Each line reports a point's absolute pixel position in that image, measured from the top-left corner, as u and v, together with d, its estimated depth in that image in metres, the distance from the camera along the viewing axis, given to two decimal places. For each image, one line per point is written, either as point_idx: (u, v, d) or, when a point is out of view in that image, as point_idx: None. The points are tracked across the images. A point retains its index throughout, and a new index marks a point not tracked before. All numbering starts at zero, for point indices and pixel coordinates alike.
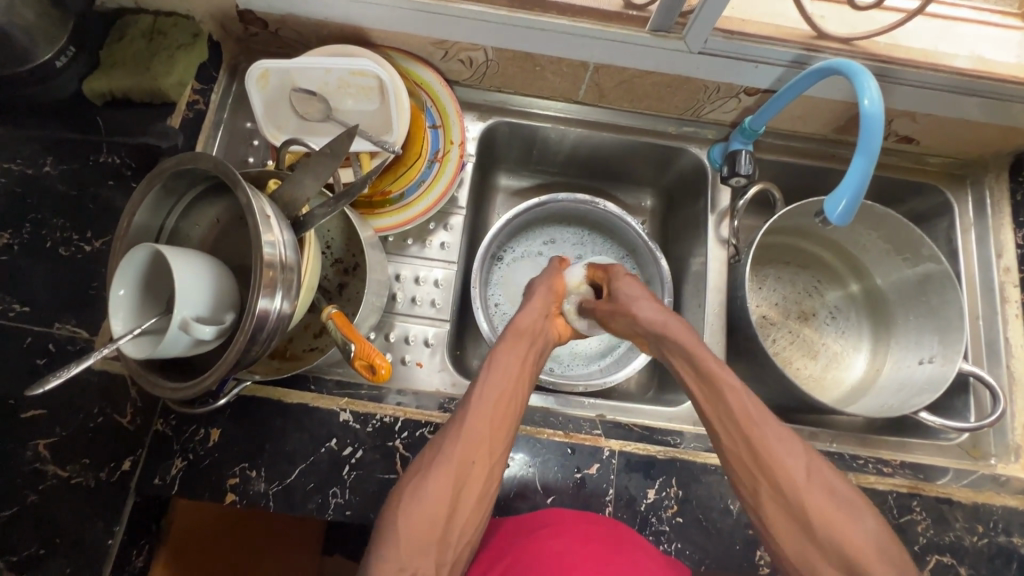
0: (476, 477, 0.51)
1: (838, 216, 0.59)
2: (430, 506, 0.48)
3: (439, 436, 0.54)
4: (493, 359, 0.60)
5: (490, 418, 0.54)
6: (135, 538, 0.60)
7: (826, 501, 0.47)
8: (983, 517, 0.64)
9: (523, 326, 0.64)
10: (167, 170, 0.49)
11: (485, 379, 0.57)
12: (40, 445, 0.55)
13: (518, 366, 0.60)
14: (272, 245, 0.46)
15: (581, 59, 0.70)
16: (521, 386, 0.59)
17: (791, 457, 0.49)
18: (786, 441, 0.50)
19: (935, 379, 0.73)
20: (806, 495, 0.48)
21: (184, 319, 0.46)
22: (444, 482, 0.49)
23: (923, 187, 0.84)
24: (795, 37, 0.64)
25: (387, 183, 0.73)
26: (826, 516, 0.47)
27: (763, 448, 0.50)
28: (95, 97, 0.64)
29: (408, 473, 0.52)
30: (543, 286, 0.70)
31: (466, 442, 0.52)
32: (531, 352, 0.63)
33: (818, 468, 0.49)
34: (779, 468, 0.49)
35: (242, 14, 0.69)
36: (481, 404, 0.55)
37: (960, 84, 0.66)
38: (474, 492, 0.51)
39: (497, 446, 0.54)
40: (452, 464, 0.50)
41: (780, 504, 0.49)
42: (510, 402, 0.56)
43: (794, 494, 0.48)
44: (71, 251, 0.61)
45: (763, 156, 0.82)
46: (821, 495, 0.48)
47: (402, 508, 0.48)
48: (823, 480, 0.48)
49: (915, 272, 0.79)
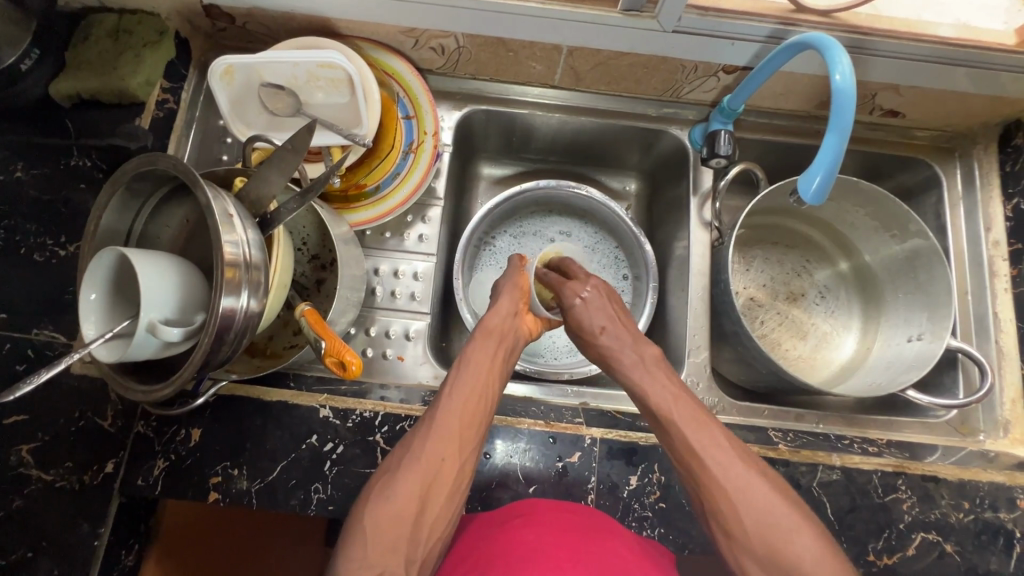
0: (446, 474, 0.51)
1: (813, 195, 0.57)
2: (399, 503, 0.48)
3: (410, 434, 0.54)
4: (464, 357, 0.60)
5: (460, 416, 0.54)
6: (124, 538, 0.62)
7: (765, 523, 0.44)
8: (969, 494, 0.63)
9: (493, 324, 0.63)
10: (128, 172, 0.49)
11: (454, 377, 0.57)
12: (23, 450, 0.55)
13: (489, 363, 0.60)
14: (235, 244, 0.46)
15: (553, 42, 0.69)
16: (493, 383, 0.59)
17: (729, 477, 0.46)
18: (732, 461, 0.47)
19: (923, 357, 0.72)
20: (752, 529, 0.44)
21: (150, 322, 0.45)
22: (412, 479, 0.49)
23: (910, 161, 0.82)
24: (772, 11, 0.62)
25: (361, 176, 0.73)
26: (773, 549, 0.43)
27: (704, 473, 0.47)
28: (63, 99, 0.64)
29: (380, 472, 0.52)
30: (510, 283, 0.68)
31: (435, 439, 0.52)
32: (503, 349, 0.63)
33: (762, 494, 0.45)
34: (721, 499, 0.46)
35: (207, 8, 0.68)
36: (450, 402, 0.55)
37: (943, 54, 0.64)
38: (445, 488, 0.51)
39: (468, 443, 0.54)
40: (421, 461, 0.50)
41: (740, 532, 0.44)
42: (481, 399, 0.56)
43: (735, 529, 0.45)
44: (46, 256, 0.61)
45: (744, 136, 0.81)
46: (761, 521, 0.44)
47: (370, 507, 0.48)
48: (763, 503, 0.44)
49: (903, 248, 0.78)
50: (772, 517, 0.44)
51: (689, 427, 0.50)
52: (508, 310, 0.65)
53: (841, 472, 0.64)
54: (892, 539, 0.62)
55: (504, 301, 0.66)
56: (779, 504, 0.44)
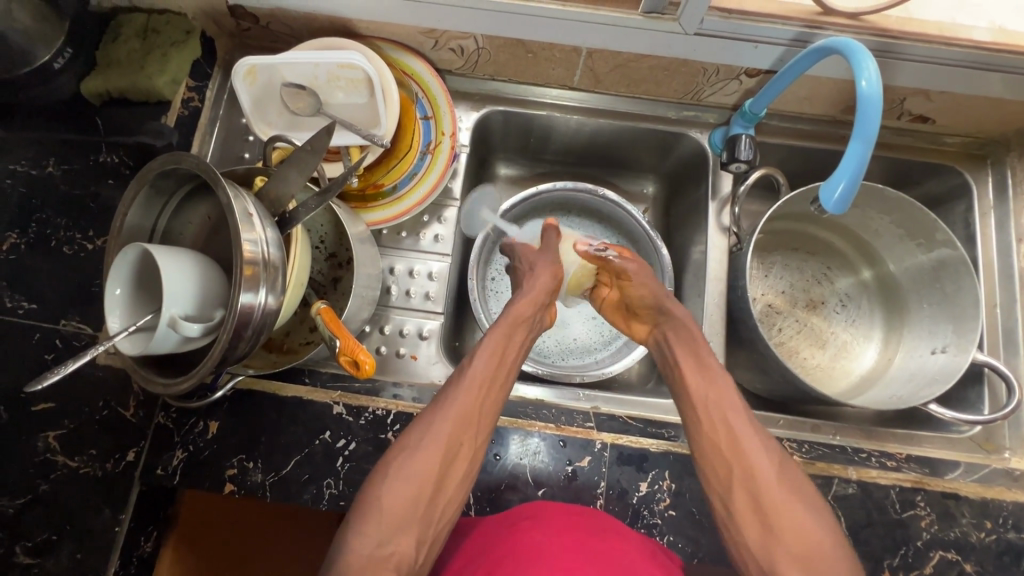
0: (460, 457, 0.53)
1: (835, 204, 0.56)
2: (417, 484, 0.50)
3: (426, 413, 0.55)
4: (489, 340, 0.61)
5: (480, 401, 0.56)
6: (144, 524, 0.63)
7: (780, 499, 0.51)
8: (991, 513, 0.62)
9: (519, 312, 0.65)
10: (154, 171, 0.50)
11: (478, 360, 0.59)
12: (50, 437, 0.58)
13: (509, 352, 0.61)
14: (255, 243, 0.47)
15: (573, 44, 0.68)
16: (509, 371, 0.61)
17: (761, 459, 0.54)
18: (758, 441, 0.55)
19: (948, 370, 0.71)
20: (766, 486, 0.52)
21: (172, 318, 0.46)
22: (433, 458, 0.51)
23: (939, 168, 0.80)
24: (798, 13, 0.60)
25: (379, 176, 0.73)
26: (802, 534, 0.49)
27: (737, 441, 0.55)
28: (93, 96, 0.65)
29: (395, 447, 0.53)
30: (543, 273, 0.70)
31: (455, 422, 0.53)
32: (523, 338, 0.64)
33: (780, 476, 0.53)
34: (751, 467, 0.53)
35: (233, 9, 0.69)
36: (471, 384, 0.56)
37: (977, 59, 0.62)
38: (458, 471, 0.53)
39: (482, 429, 0.55)
40: (440, 444, 0.52)
41: (747, 498, 0.52)
42: (498, 387, 0.58)
43: (768, 501, 0.51)
44: (75, 249, 0.63)
45: (765, 140, 0.79)
46: (779, 497, 0.51)
47: (386, 485, 0.49)
48: (780, 480, 0.52)
49: (930, 258, 0.76)
50: (789, 494, 0.51)
51: (727, 403, 0.58)
52: (542, 294, 0.67)
53: (857, 485, 0.62)
54: (909, 556, 0.60)
55: (539, 283, 0.69)
56: (788, 480, 0.53)
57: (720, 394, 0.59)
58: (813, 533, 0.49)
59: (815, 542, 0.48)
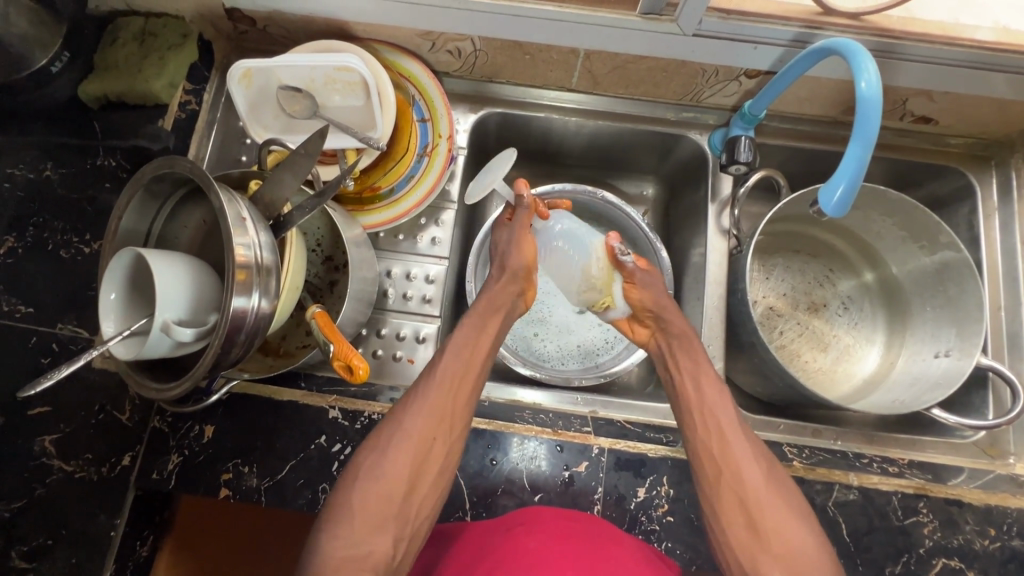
0: (433, 454, 0.52)
1: (834, 207, 0.55)
2: (388, 483, 0.50)
3: (396, 409, 0.55)
4: (458, 333, 0.60)
5: (449, 395, 0.55)
6: (139, 529, 0.64)
7: (767, 503, 0.51)
8: (996, 520, 0.61)
9: (488, 304, 0.64)
10: (148, 175, 0.50)
11: (447, 354, 0.58)
12: (46, 441, 0.58)
13: (478, 342, 0.60)
14: (248, 247, 0.46)
15: (570, 46, 0.68)
16: (480, 361, 0.59)
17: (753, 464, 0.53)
18: (751, 449, 0.55)
19: (951, 374, 0.70)
20: (754, 490, 0.52)
21: (164, 322, 0.46)
22: (403, 456, 0.51)
23: (942, 169, 0.79)
24: (798, 14, 0.60)
25: (376, 179, 0.73)
26: (787, 538, 0.49)
27: (727, 445, 0.55)
28: (91, 100, 0.65)
29: (367, 445, 0.53)
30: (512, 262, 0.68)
31: (424, 418, 0.53)
32: (494, 328, 0.63)
33: (771, 482, 0.53)
34: (740, 471, 0.53)
35: (230, 12, 0.69)
36: (440, 379, 0.55)
37: (980, 59, 0.61)
38: (433, 468, 0.52)
39: (455, 423, 0.55)
40: (409, 441, 0.52)
41: (735, 502, 0.52)
42: (468, 379, 0.57)
43: (754, 503, 0.51)
44: (72, 253, 0.63)
45: (765, 141, 0.78)
46: (769, 502, 0.51)
47: (360, 485, 0.50)
48: (770, 486, 0.52)
49: (933, 260, 0.75)
50: (780, 500, 0.52)
51: (721, 407, 0.58)
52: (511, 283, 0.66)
53: (858, 491, 0.62)
54: (911, 564, 0.60)
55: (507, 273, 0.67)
56: (778, 486, 0.53)
57: (713, 395, 0.58)
58: (799, 541, 0.49)
59: (800, 548, 0.49)
